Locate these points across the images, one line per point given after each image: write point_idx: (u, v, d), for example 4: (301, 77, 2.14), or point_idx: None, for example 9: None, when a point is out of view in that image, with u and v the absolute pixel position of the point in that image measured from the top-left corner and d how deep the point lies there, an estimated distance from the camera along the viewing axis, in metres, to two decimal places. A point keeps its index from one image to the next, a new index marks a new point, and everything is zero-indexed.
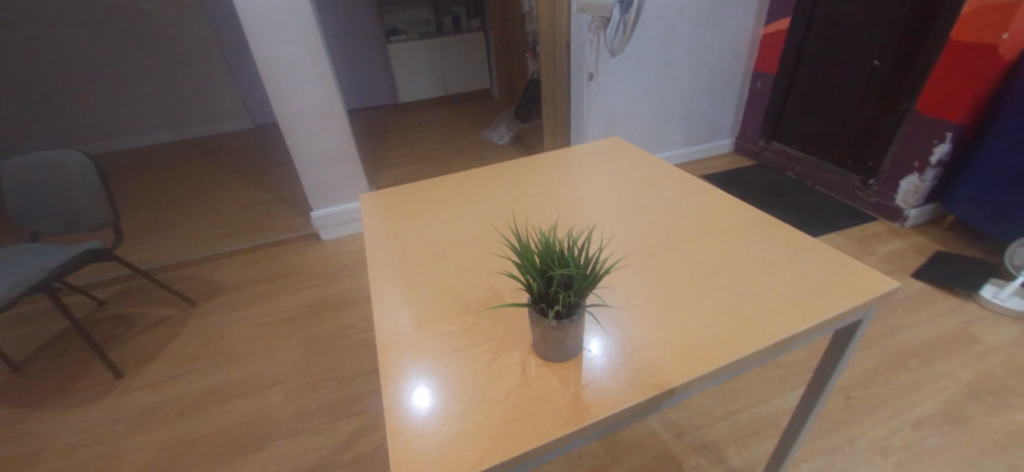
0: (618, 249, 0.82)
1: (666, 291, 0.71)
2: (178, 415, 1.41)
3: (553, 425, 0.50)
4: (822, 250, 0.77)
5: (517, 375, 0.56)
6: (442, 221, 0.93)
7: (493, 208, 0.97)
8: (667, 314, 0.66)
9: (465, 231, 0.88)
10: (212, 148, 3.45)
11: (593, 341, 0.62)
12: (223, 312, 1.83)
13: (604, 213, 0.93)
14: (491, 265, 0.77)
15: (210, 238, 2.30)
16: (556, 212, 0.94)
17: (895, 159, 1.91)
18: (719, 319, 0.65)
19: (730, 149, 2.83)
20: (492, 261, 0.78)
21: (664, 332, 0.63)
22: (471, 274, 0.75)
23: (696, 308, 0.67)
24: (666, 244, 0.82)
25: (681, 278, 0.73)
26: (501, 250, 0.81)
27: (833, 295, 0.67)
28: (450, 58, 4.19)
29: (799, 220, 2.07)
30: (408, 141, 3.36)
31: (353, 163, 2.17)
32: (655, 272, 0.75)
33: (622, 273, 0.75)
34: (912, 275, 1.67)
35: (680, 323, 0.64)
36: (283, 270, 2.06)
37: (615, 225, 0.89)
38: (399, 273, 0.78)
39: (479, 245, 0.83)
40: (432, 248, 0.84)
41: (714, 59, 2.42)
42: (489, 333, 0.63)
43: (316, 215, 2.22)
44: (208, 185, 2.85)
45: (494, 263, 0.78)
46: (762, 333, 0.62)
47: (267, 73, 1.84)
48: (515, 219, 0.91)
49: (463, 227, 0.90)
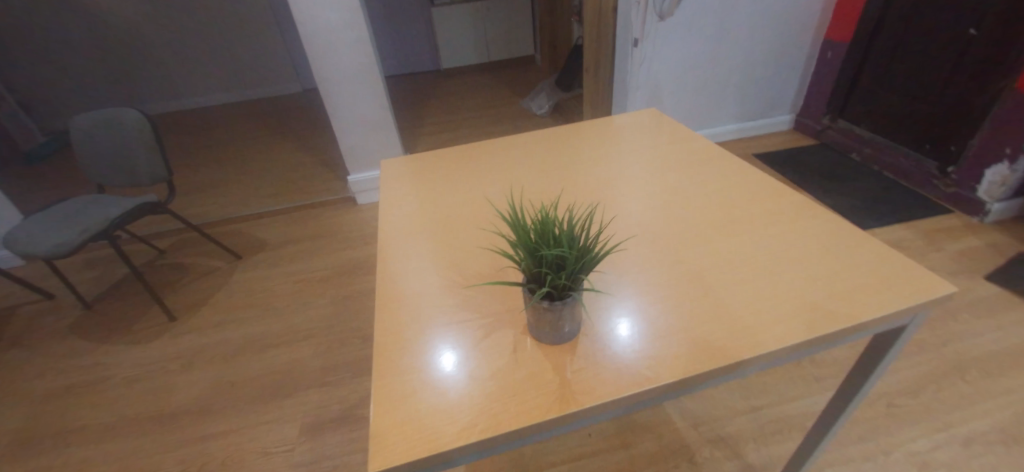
0: (635, 230, 0.77)
1: (680, 278, 0.66)
2: (221, 359, 1.53)
3: (539, 407, 0.49)
4: (869, 244, 0.69)
5: (510, 352, 0.55)
6: (455, 189, 0.92)
7: (510, 179, 0.94)
8: (679, 302, 0.62)
9: (474, 202, 0.86)
10: (263, 110, 3.59)
11: (592, 324, 0.60)
12: (264, 266, 1.94)
13: (624, 190, 0.88)
14: (482, 242, 0.75)
15: (257, 197, 2.42)
16: (571, 187, 0.90)
17: (983, 144, 1.68)
18: (735, 311, 0.60)
19: (790, 126, 2.60)
20: (483, 238, 0.76)
21: (673, 321, 0.59)
22: (472, 247, 0.74)
23: (711, 299, 0.62)
24: (685, 227, 0.77)
25: (698, 264, 0.69)
26: (494, 226, 0.79)
27: (873, 296, 0.60)
28: (494, 22, 4.06)
29: (858, 209, 1.88)
30: (447, 108, 3.33)
31: (388, 129, 2.18)
32: (672, 258, 0.70)
33: (635, 254, 0.71)
34: (986, 277, 1.49)
35: (691, 312, 0.60)
36: (320, 231, 2.14)
37: (634, 204, 0.84)
38: (402, 240, 0.77)
39: (486, 217, 0.81)
40: (438, 217, 0.83)
41: (777, 26, 2.19)
42: (484, 307, 0.62)
43: (353, 179, 2.27)
44: (257, 146, 2.98)
45: (485, 240, 0.75)
46: (784, 330, 0.56)
47: (305, 35, 1.84)
48: (521, 193, 0.88)
49: (476, 197, 0.88)
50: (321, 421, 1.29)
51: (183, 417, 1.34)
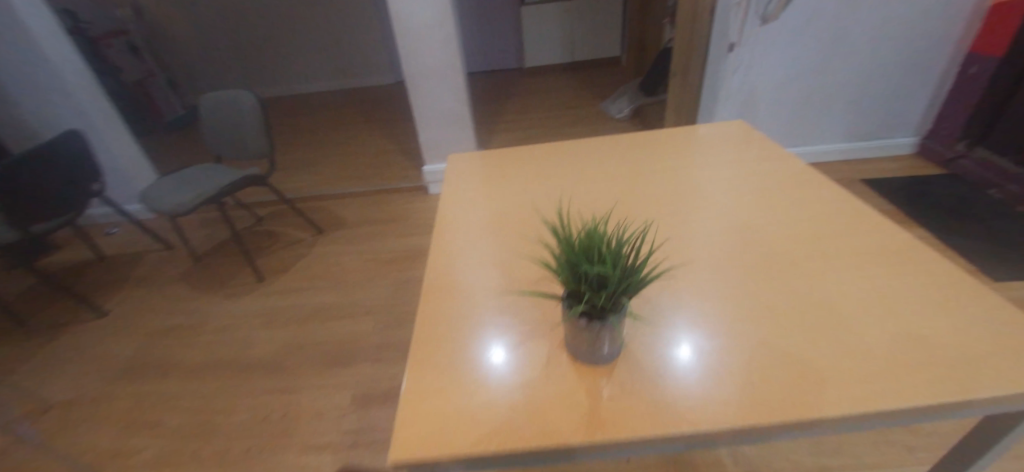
0: (698, 254, 0.71)
1: (745, 314, 0.60)
2: (294, 322, 1.68)
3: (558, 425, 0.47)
4: (998, 305, 0.57)
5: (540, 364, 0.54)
6: (516, 190, 0.92)
7: (572, 186, 0.91)
8: (732, 339, 0.56)
9: (531, 206, 0.86)
10: (358, 99, 3.89)
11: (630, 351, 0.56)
12: (340, 243, 2.10)
13: (694, 210, 0.82)
14: (524, 248, 0.74)
15: (343, 179, 2.62)
16: (636, 203, 0.85)
17: None
18: (797, 361, 0.53)
19: (911, 151, 2.25)
20: (525, 244, 0.75)
21: (723, 359, 0.54)
22: (520, 252, 0.73)
23: (778, 342, 0.55)
24: (755, 256, 0.69)
25: (763, 301, 0.62)
26: (538, 233, 0.77)
27: (992, 369, 0.49)
28: (583, 22, 4.00)
29: (989, 255, 1.59)
30: (525, 106, 3.36)
31: (465, 123, 2.24)
32: (736, 290, 0.64)
33: (692, 280, 0.66)
34: None
35: (743, 353, 0.54)
36: (393, 215, 2.26)
37: (702, 226, 0.77)
38: (456, 234, 0.79)
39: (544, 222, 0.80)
40: (492, 216, 0.84)
41: (909, 33, 1.90)
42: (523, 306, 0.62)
43: (428, 169, 2.37)
44: (349, 132, 3.24)
45: (526, 246, 0.74)
46: (862, 393, 0.49)
47: (398, 30, 1.95)
48: (577, 204, 0.85)
49: (535, 200, 0.87)
50: (370, 394, 1.36)
51: (256, 369, 1.50)
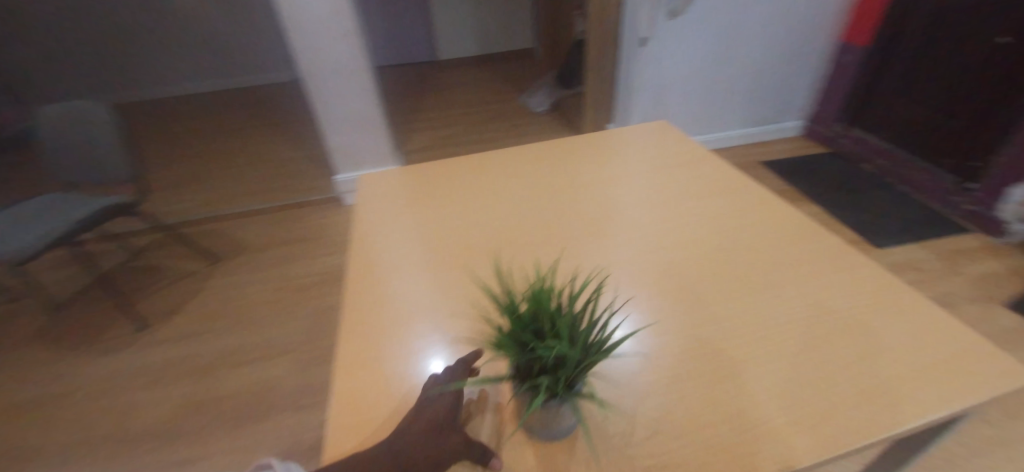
0: (646, 286, 0.69)
1: (702, 354, 0.58)
2: (191, 375, 1.42)
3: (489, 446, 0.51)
4: (915, 318, 0.62)
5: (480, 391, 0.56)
6: (446, 229, 0.86)
7: (504, 219, 0.87)
8: (720, 383, 0.55)
9: (463, 249, 0.81)
10: (252, 102, 3.47)
11: (619, 419, 0.52)
12: (242, 271, 1.83)
13: (633, 235, 0.80)
14: (460, 306, 0.70)
15: (240, 195, 2.31)
16: (569, 225, 0.84)
17: (1007, 161, 1.59)
18: (786, 399, 0.53)
19: (800, 132, 2.49)
20: (461, 301, 0.71)
21: (718, 410, 0.52)
22: (456, 312, 0.69)
23: (738, 383, 0.55)
24: (715, 282, 0.69)
25: (718, 335, 0.61)
26: (473, 286, 0.73)
27: (922, 390, 0.53)
28: (494, 14, 3.93)
29: (871, 225, 1.79)
30: (442, 102, 3.21)
31: (378, 127, 2.07)
32: (690, 327, 0.62)
33: (664, 318, 0.64)
34: (1007, 305, 1.40)
35: (735, 398, 0.53)
36: (304, 233, 2.03)
37: (644, 253, 0.76)
38: (385, 294, 0.73)
39: (483, 252, 0.79)
40: (423, 266, 0.78)
41: (792, 27, 2.08)
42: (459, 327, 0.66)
43: (339, 179, 2.16)
44: (244, 139, 2.87)
45: (463, 304, 0.70)
46: (824, 432, 0.49)
47: (290, 26, 1.72)
48: (513, 259, 0.77)
49: (467, 241, 0.83)
50: (294, 450, 1.19)
51: (143, 441, 1.24)
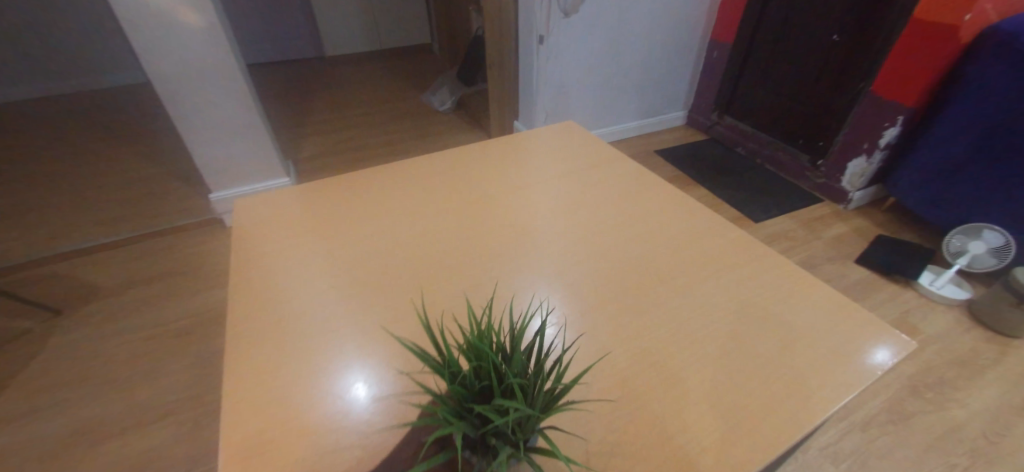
0: (574, 310, 0.71)
1: (632, 378, 0.61)
2: (30, 465, 1.12)
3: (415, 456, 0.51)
4: (801, 317, 0.71)
5: (413, 419, 0.56)
6: (359, 266, 0.79)
7: (423, 249, 0.83)
8: (674, 392, 0.59)
9: (382, 288, 0.75)
10: (92, 110, 2.87)
11: (581, 442, 0.54)
12: (96, 321, 1.50)
13: (555, 254, 0.81)
14: (385, 355, 0.64)
15: (85, 228, 1.89)
16: (485, 239, 0.85)
17: (846, 141, 1.90)
18: (732, 397, 0.59)
19: (683, 122, 2.73)
20: (386, 349, 0.65)
21: (677, 421, 0.56)
22: (381, 363, 0.63)
23: (668, 404, 0.58)
24: (644, 289, 0.74)
25: (644, 354, 0.64)
26: (396, 328, 0.68)
27: (814, 386, 0.60)
28: (383, 6, 3.71)
29: (751, 202, 2.02)
30: (335, 103, 2.95)
31: (260, 135, 1.82)
32: (616, 347, 0.65)
33: (607, 334, 0.67)
34: (857, 262, 1.67)
35: (690, 405, 0.58)
36: (178, 266, 1.72)
37: (569, 273, 0.77)
38: (294, 353, 0.65)
39: (403, 276, 0.77)
40: (339, 312, 0.71)
41: (671, 26, 2.25)
42: (374, 343, 0.66)
43: (215, 197, 1.87)
44: (86, 157, 2.37)
45: (387, 353, 0.64)
46: (745, 443, 0.54)
47: (127, 19, 1.41)
48: (439, 304, 0.71)
49: (386, 278, 0.77)
50: None
51: None
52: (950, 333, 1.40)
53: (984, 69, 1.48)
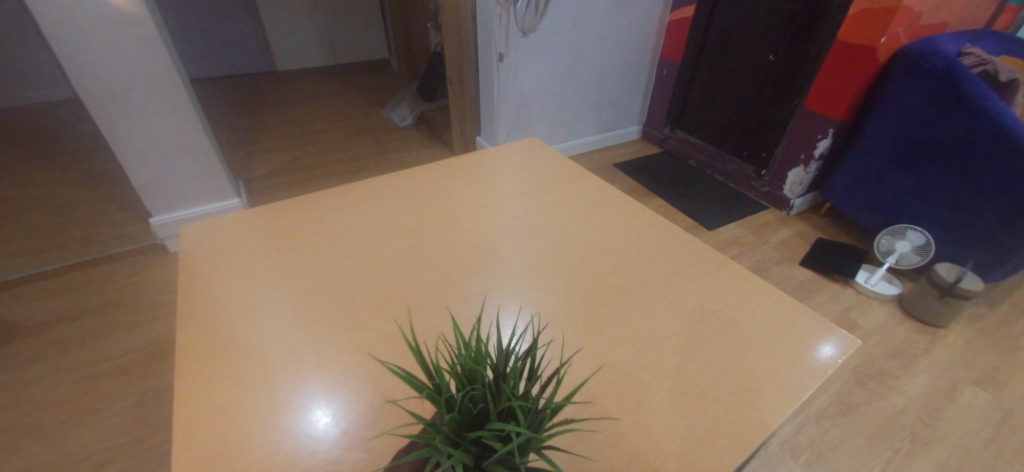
0: (547, 324, 0.72)
1: (607, 389, 0.62)
2: None
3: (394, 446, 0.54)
4: (758, 321, 0.74)
5: (386, 450, 0.54)
6: (324, 291, 0.76)
7: (392, 270, 0.81)
8: (643, 404, 0.60)
9: (350, 312, 0.72)
10: (10, 130, 2.63)
11: (560, 461, 0.54)
12: (16, 363, 1.34)
13: (525, 269, 0.82)
14: (355, 382, 0.62)
15: (1, 259, 1.71)
16: (452, 259, 0.84)
17: (785, 152, 2.05)
18: (697, 405, 0.61)
19: (638, 136, 2.85)
20: (355, 375, 0.62)
21: (648, 433, 0.57)
22: (351, 391, 0.60)
23: (642, 413, 0.59)
24: (615, 302, 0.76)
25: (616, 365, 0.65)
26: (366, 353, 0.66)
27: (774, 387, 0.64)
28: (337, 20, 3.64)
29: (703, 210, 2.12)
30: (289, 119, 2.85)
31: (206, 154, 1.72)
32: (589, 359, 0.66)
33: (578, 350, 0.68)
34: (801, 263, 1.79)
35: (657, 415, 0.59)
36: (113, 297, 1.58)
37: (540, 288, 0.78)
38: (255, 386, 0.61)
39: (369, 301, 0.74)
40: (303, 340, 0.68)
41: (623, 45, 2.36)
42: (338, 371, 0.63)
43: (156, 222, 1.74)
44: (2, 181, 2.15)
45: (356, 380, 0.62)
46: (717, 448, 0.55)
47: (54, 32, 1.31)
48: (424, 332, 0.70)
49: (353, 302, 0.74)
50: None
51: None
52: (885, 326, 1.52)
53: (900, 86, 1.65)
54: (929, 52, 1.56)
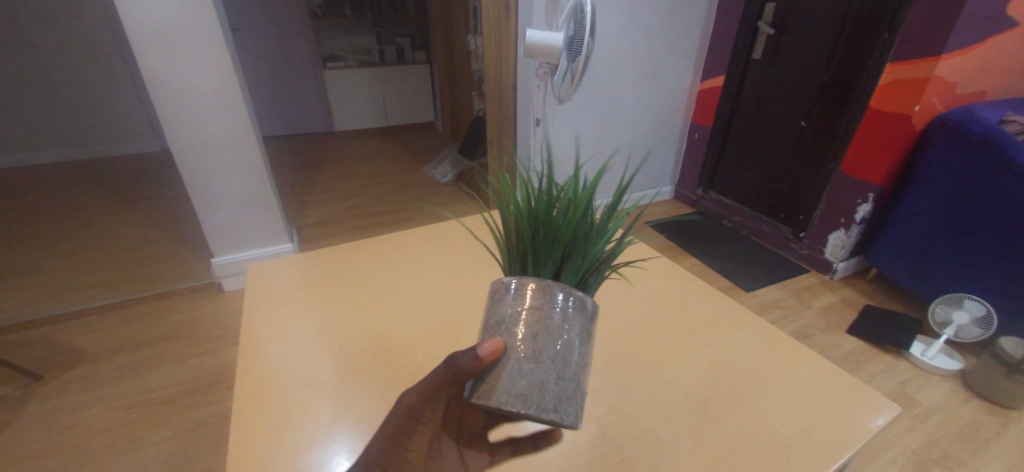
0: None
1: (627, 444, 0.63)
2: None
3: (404, 436, 0.51)
4: (790, 381, 0.73)
5: None
6: (369, 328, 0.84)
7: (431, 314, 0.87)
8: (666, 459, 0.61)
9: (389, 350, 0.78)
10: (105, 179, 3.01)
11: None
12: (77, 387, 1.45)
13: None
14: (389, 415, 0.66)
15: (82, 290, 1.90)
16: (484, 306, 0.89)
17: (824, 215, 2.01)
18: (722, 461, 0.60)
19: (671, 196, 2.88)
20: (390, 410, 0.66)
21: None
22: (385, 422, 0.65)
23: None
24: (639, 354, 0.78)
25: (636, 420, 0.66)
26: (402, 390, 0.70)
27: (807, 450, 0.62)
28: (391, 87, 4.02)
29: (739, 271, 2.08)
30: (341, 174, 3.10)
31: (268, 202, 1.90)
32: (614, 412, 0.68)
33: (600, 403, 0.69)
34: (847, 331, 1.70)
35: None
36: (170, 330, 1.70)
37: None
38: (299, 414, 0.66)
39: (403, 346, 0.79)
40: (345, 373, 0.73)
41: (655, 111, 2.47)
42: (370, 405, 0.68)
43: (217, 262, 1.90)
44: (92, 222, 2.44)
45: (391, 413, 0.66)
46: None
47: (160, 97, 1.56)
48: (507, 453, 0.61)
49: (393, 341, 0.80)
50: None
51: None
52: (948, 405, 1.39)
53: (941, 153, 1.64)
54: (969, 119, 1.56)
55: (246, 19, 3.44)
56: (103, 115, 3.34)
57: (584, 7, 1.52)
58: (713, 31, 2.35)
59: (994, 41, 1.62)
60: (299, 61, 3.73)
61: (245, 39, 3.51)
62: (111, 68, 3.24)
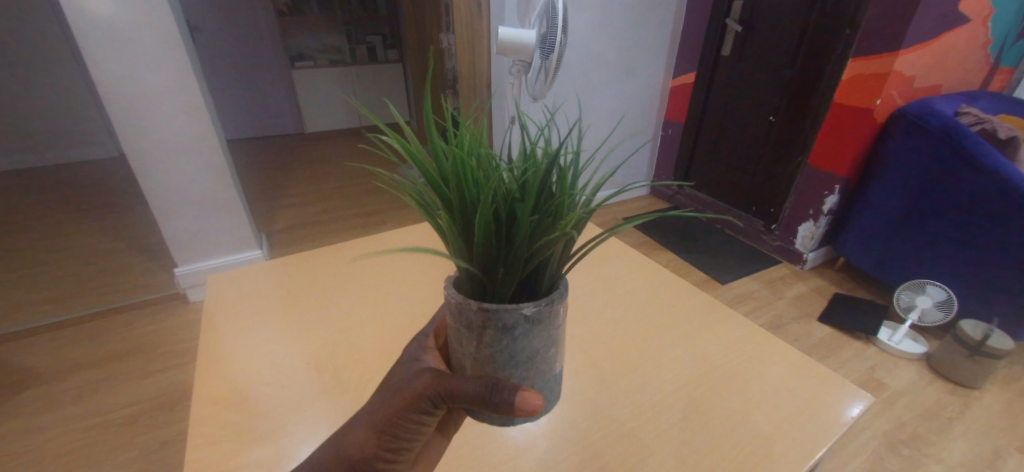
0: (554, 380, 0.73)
1: (610, 446, 0.61)
2: None
3: (414, 412, 0.49)
4: (768, 374, 0.74)
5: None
6: (344, 335, 0.80)
7: (409, 318, 0.85)
8: (648, 460, 0.59)
9: (366, 358, 0.75)
10: (57, 187, 2.84)
11: None
12: (27, 412, 1.35)
13: None
14: None
15: (30, 307, 1.78)
16: None
17: (793, 206, 2.07)
18: (701, 461, 0.59)
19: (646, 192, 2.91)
20: None
21: None
22: None
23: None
24: (618, 351, 0.78)
25: (614, 416, 0.66)
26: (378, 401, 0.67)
27: (786, 446, 0.61)
28: (363, 86, 3.95)
29: (714, 264, 2.12)
30: (313, 176, 3.01)
31: (233, 208, 1.82)
32: (594, 412, 0.67)
33: (581, 403, 0.68)
34: (818, 319, 1.75)
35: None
36: (131, 346, 1.61)
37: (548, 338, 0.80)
38: (268, 432, 0.62)
39: (379, 353, 0.76)
40: (320, 384, 0.70)
41: (630, 107, 2.49)
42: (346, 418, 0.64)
43: (180, 272, 1.81)
44: (42, 233, 2.29)
45: None
46: None
47: (111, 101, 1.46)
48: None
49: (369, 349, 0.77)
50: None
51: None
52: (915, 387, 1.44)
53: (902, 145, 1.70)
54: (926, 111, 1.63)
55: (206, 18, 3.30)
56: (52, 119, 3.14)
57: (556, 5, 1.51)
58: (683, 29, 2.39)
59: (947, 36, 1.68)
60: (265, 61, 3.60)
61: (206, 39, 3.36)
62: (60, 70, 3.05)
